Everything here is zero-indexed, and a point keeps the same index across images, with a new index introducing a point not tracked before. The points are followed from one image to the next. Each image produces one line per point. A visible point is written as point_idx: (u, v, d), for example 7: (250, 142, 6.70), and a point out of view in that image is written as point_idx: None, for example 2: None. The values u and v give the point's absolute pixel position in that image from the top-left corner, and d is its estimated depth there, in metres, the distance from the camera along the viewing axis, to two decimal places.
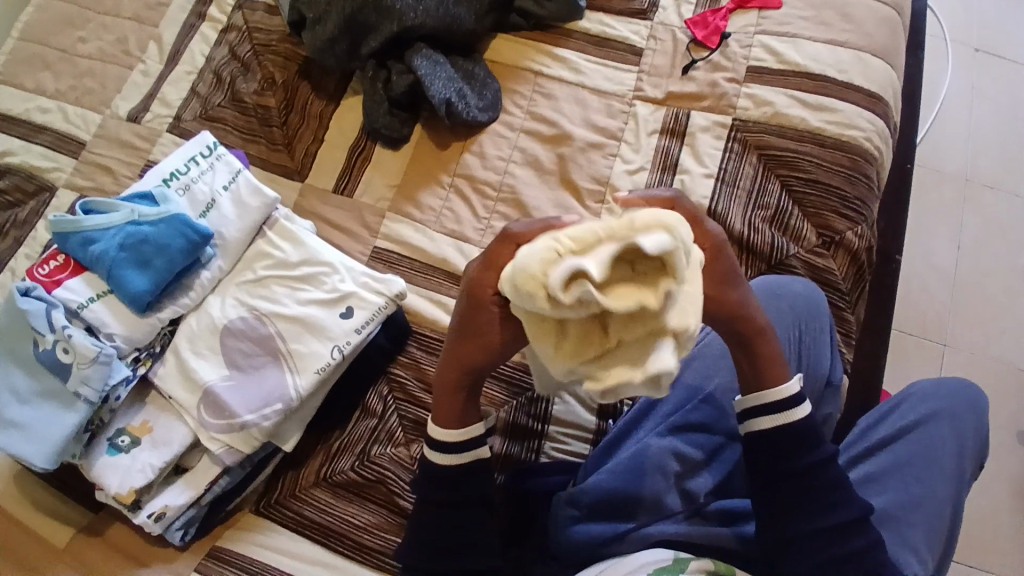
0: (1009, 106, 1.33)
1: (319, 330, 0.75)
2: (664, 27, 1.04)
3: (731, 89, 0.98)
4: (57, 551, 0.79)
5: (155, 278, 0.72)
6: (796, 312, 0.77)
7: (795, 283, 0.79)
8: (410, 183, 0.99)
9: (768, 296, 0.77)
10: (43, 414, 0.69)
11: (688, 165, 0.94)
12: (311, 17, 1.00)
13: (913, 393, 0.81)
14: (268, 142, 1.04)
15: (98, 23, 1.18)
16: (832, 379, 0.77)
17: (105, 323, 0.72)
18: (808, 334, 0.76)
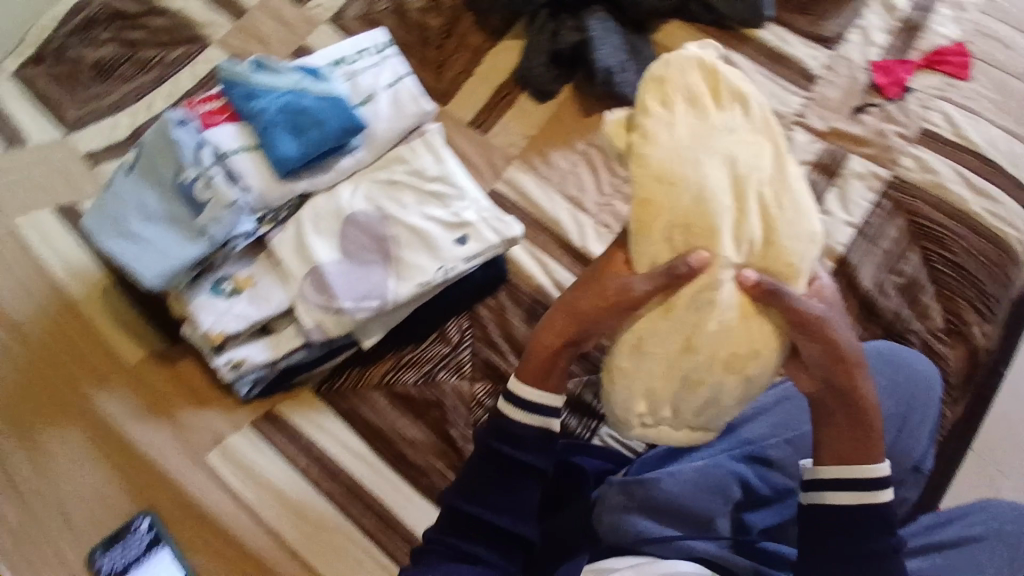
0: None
1: (433, 246, 0.76)
2: (846, 61, 1.00)
3: (897, 144, 0.94)
4: (127, 367, 0.83)
5: (302, 148, 0.74)
6: (908, 391, 0.76)
7: (914, 360, 0.77)
8: (545, 139, 0.99)
9: (881, 365, 0.76)
10: (166, 238, 0.72)
11: (830, 207, 0.91)
12: None
13: (986, 507, 0.77)
14: (420, 60, 1.06)
15: None
16: (920, 466, 0.75)
17: (246, 175, 0.74)
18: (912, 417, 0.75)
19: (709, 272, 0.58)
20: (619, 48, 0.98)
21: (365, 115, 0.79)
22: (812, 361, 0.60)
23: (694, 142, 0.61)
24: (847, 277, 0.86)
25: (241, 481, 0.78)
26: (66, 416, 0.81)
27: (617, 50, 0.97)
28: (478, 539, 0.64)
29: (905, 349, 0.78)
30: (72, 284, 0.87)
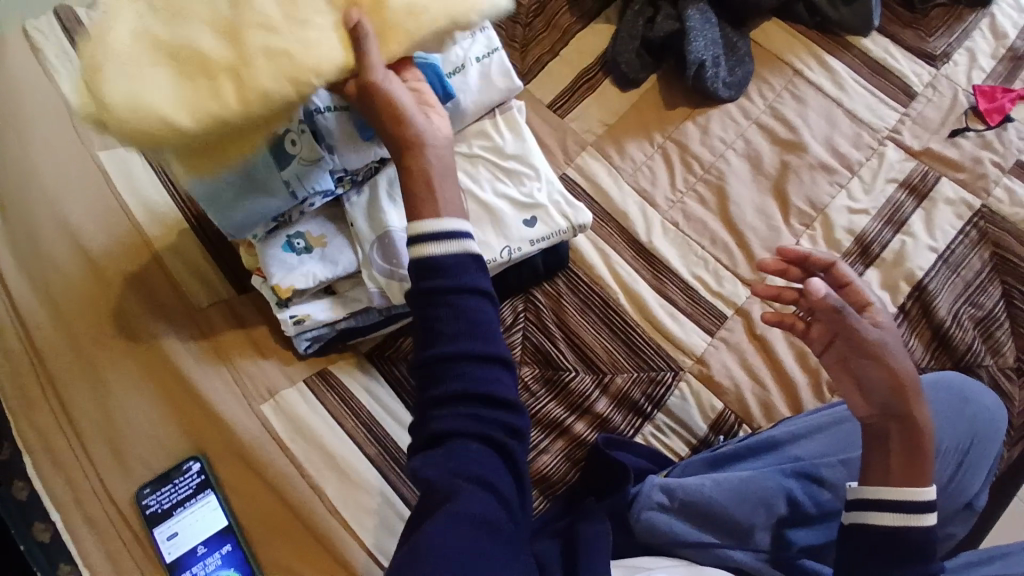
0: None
1: (501, 225, 0.76)
2: (949, 82, 0.96)
3: (993, 173, 0.89)
4: (193, 309, 0.82)
5: None
6: (974, 428, 0.71)
7: (985, 395, 0.73)
8: (623, 128, 0.97)
9: (956, 397, 0.71)
10: (248, 188, 0.71)
11: (916, 230, 0.86)
12: None
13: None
14: (507, 36, 1.03)
15: None
16: (972, 504, 0.71)
17: (331, 134, 0.73)
18: (974, 454, 0.70)
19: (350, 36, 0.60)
20: (715, 41, 0.96)
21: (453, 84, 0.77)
22: (872, 389, 0.59)
23: None
24: (922, 303, 0.82)
25: (288, 433, 0.76)
26: (121, 351, 0.78)
27: (714, 45, 0.95)
28: (454, 433, 0.49)
29: (978, 385, 0.73)
30: (147, 219, 0.86)
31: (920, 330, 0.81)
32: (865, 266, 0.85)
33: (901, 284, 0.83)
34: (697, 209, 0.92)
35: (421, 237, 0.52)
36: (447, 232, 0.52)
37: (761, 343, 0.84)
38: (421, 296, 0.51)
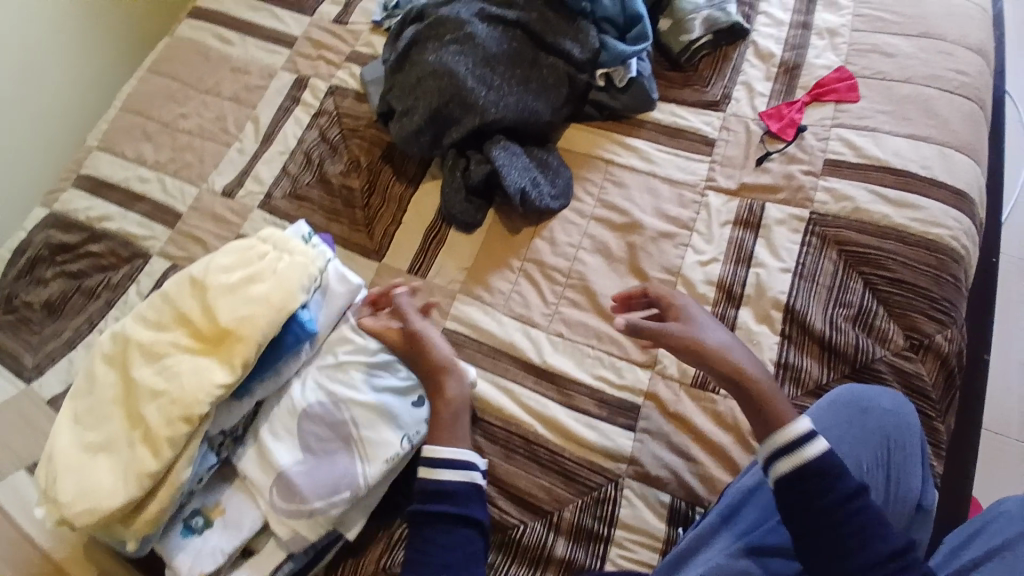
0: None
1: (392, 418, 0.76)
2: (738, 118, 1.05)
3: (807, 182, 0.96)
4: None
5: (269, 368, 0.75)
6: (885, 432, 0.73)
7: (883, 396, 0.74)
8: (481, 267, 1.02)
9: (856, 409, 0.74)
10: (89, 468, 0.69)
11: (764, 258, 0.93)
12: (400, 110, 1.04)
13: (1003, 514, 0.77)
14: (350, 222, 1.11)
15: (201, 102, 1.35)
16: (923, 503, 0.74)
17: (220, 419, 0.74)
18: (898, 455, 0.73)
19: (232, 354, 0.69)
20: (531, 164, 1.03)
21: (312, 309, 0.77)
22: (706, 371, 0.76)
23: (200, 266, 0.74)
24: (798, 323, 0.87)
25: None
26: None
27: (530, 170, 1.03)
28: None
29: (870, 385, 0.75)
30: (54, 543, 0.84)
31: (811, 348, 0.86)
32: (735, 308, 0.91)
33: (772, 313, 0.89)
34: (574, 313, 0.97)
35: (434, 464, 0.74)
36: (460, 465, 0.73)
37: (679, 416, 0.86)
38: (426, 532, 0.71)
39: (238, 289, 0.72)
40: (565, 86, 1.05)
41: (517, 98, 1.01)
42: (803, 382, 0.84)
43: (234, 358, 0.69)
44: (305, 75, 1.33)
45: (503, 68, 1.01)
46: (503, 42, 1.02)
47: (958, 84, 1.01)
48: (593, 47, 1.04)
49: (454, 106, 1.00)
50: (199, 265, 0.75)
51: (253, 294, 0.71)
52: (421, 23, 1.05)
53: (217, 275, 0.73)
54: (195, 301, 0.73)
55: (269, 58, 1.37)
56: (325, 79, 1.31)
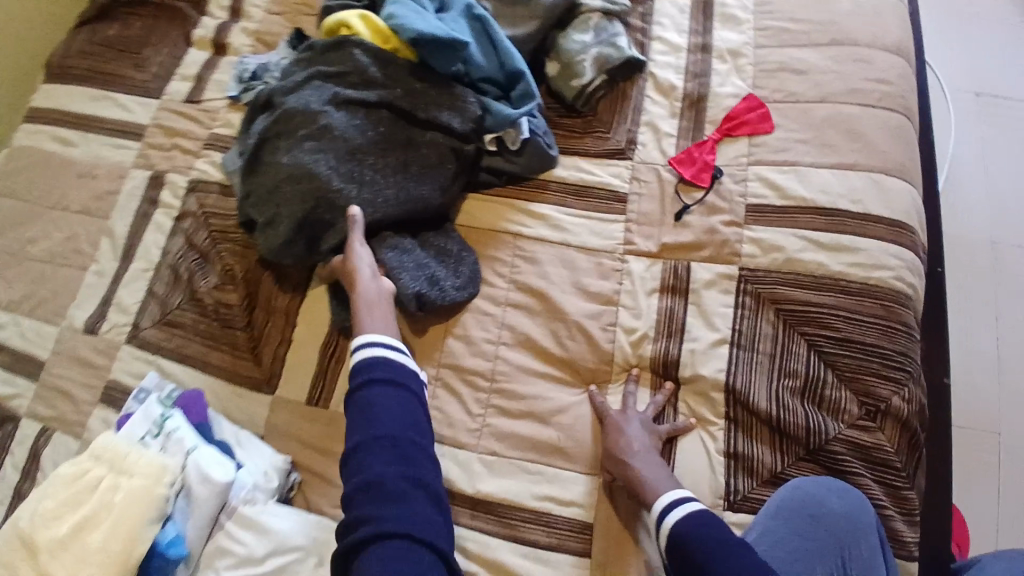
0: (1003, 167, 1.34)
1: None
2: (647, 166, 0.95)
3: (732, 234, 0.87)
4: None
5: None
6: (838, 534, 0.75)
7: (833, 498, 0.74)
8: None
9: (803, 518, 0.75)
10: None
11: (697, 330, 0.84)
12: (261, 220, 0.89)
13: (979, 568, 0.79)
14: (232, 348, 0.96)
15: (47, 219, 1.15)
16: None
17: None
18: (855, 556, 0.75)
19: None
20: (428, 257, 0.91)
21: (176, 523, 0.68)
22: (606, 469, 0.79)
23: (33, 508, 0.68)
24: (742, 404, 0.79)
25: None
26: None
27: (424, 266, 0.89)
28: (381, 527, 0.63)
29: (817, 484, 0.75)
30: None
31: (759, 431, 0.78)
32: (679, 395, 0.83)
33: (712, 393, 0.81)
34: (502, 423, 0.85)
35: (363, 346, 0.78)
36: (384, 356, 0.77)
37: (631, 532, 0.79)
38: (362, 399, 0.73)
39: (72, 541, 0.64)
40: (451, 162, 0.92)
41: (396, 189, 0.89)
42: (756, 472, 0.77)
43: None
44: (161, 170, 1.15)
45: (373, 158, 0.89)
46: (367, 128, 0.89)
47: (878, 95, 0.91)
48: (475, 115, 0.92)
49: (324, 211, 0.87)
50: (31, 508, 0.68)
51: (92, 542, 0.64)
52: (270, 115, 0.92)
53: (47, 527, 0.66)
54: (30, 564, 0.65)
55: (118, 156, 1.18)
56: (183, 172, 1.14)
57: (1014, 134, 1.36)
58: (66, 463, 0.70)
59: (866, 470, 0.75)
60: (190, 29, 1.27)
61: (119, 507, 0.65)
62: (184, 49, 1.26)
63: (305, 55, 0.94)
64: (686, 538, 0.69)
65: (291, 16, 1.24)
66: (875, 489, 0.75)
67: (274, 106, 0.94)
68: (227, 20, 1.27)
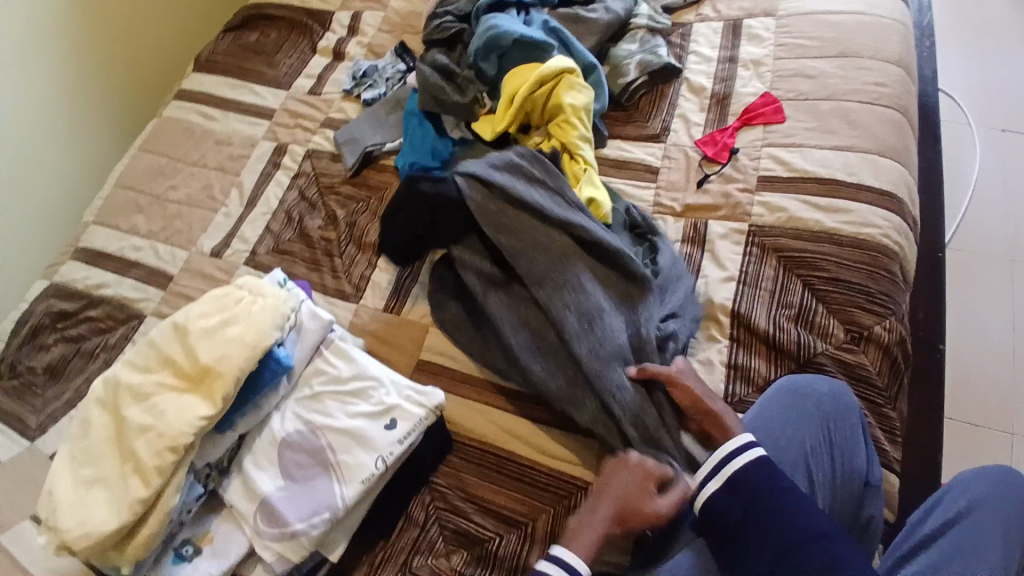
0: (1022, 193, 1.44)
1: (366, 441, 0.81)
2: (677, 147, 1.15)
3: (744, 199, 1.04)
4: None
5: (243, 405, 0.82)
6: (822, 413, 0.80)
7: (821, 381, 0.82)
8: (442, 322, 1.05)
9: (792, 394, 0.82)
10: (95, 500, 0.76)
11: (709, 270, 1.00)
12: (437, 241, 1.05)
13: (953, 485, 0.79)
14: (330, 270, 1.19)
15: (189, 173, 1.44)
16: (870, 478, 0.79)
17: (203, 457, 0.81)
18: (837, 432, 0.80)
19: (209, 381, 0.77)
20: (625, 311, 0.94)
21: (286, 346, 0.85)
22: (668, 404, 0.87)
23: (183, 311, 0.83)
24: (744, 325, 0.93)
25: None
26: None
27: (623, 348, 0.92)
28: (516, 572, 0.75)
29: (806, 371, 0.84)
30: None
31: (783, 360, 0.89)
32: None
33: (720, 317, 0.95)
34: None
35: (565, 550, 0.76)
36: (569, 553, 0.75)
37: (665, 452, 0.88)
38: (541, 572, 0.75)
39: (213, 332, 0.80)
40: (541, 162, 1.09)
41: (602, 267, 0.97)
42: (751, 378, 0.90)
43: (215, 393, 0.76)
44: (284, 142, 1.43)
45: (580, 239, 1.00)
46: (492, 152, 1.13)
47: (877, 95, 1.08)
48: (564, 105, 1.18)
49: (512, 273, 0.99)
50: (182, 311, 0.84)
51: (234, 333, 0.79)
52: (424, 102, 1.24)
53: (197, 320, 0.81)
54: (177, 348, 0.81)
55: (251, 130, 1.47)
56: (303, 144, 1.42)
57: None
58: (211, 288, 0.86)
59: (849, 383, 0.87)
60: (317, 40, 1.59)
61: (257, 312, 0.81)
62: (311, 54, 1.57)
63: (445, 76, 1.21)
64: (745, 479, 0.75)
65: (398, 33, 1.54)
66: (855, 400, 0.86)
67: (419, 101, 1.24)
68: (346, 35, 1.58)
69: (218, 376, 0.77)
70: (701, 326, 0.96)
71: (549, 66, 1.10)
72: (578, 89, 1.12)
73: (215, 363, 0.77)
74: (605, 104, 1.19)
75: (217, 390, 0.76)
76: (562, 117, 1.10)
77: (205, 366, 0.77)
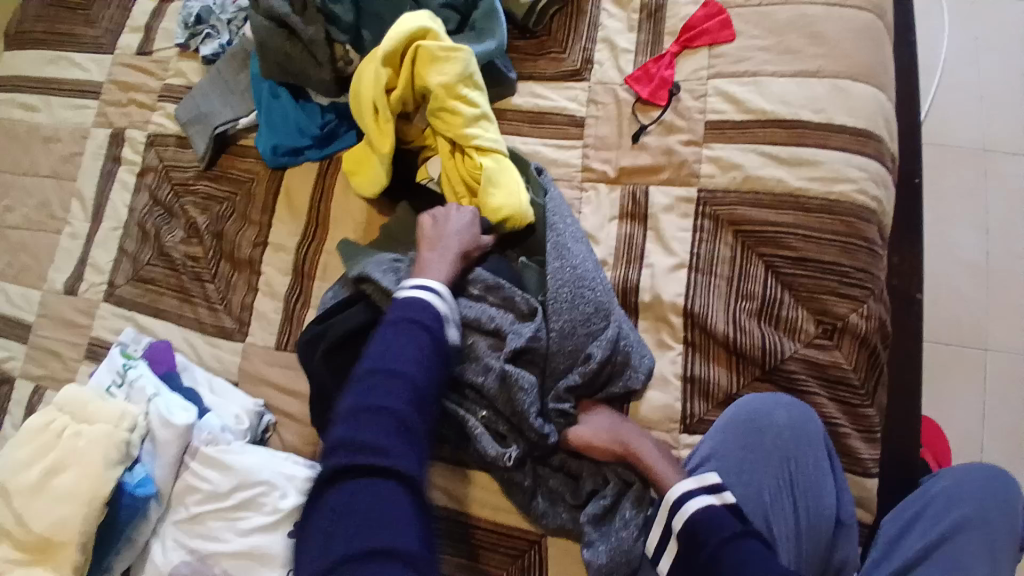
0: (1008, 59, 1.24)
1: (268, 559, 0.67)
2: (604, 87, 0.91)
3: (690, 154, 0.84)
4: None
5: (113, 548, 0.68)
6: (782, 450, 0.72)
7: (774, 410, 0.72)
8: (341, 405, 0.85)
9: (748, 431, 0.72)
10: None
11: (654, 256, 0.82)
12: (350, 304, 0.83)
13: (938, 495, 0.75)
14: (204, 300, 0.98)
15: (19, 186, 1.15)
16: (842, 517, 0.70)
17: None
18: (801, 474, 0.71)
19: (54, 549, 0.62)
20: (582, 381, 0.75)
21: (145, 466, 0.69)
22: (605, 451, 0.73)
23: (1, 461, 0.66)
24: (700, 328, 0.78)
25: None
26: None
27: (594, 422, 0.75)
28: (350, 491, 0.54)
29: (760, 399, 0.73)
30: None
31: (723, 367, 0.76)
32: (633, 321, 0.81)
33: (671, 318, 0.79)
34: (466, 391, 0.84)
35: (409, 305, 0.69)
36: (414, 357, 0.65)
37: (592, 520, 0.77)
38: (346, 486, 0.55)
39: (43, 485, 0.64)
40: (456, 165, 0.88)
41: (557, 322, 0.76)
42: (712, 395, 0.76)
43: (67, 564, 0.62)
44: (120, 127, 1.13)
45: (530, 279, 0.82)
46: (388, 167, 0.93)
47: None
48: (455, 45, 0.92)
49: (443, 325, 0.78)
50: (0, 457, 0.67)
51: (66, 484, 0.63)
52: (273, 61, 0.94)
53: (21, 471, 0.65)
54: (6, 510, 0.64)
55: (78, 115, 1.15)
56: (142, 127, 1.12)
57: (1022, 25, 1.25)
58: (30, 416, 0.69)
59: (822, 388, 0.74)
60: None
61: (87, 447, 0.64)
62: None
63: (284, 34, 0.93)
64: (705, 526, 0.66)
65: None
66: (829, 405, 0.74)
67: (267, 60, 0.94)
68: None
69: (63, 545, 0.62)
70: (649, 330, 0.80)
71: (394, 42, 0.83)
72: (443, 57, 0.84)
73: (52, 529, 0.62)
74: (503, 40, 0.90)
75: (68, 560, 0.62)
76: (439, 106, 0.85)
77: (42, 535, 0.62)
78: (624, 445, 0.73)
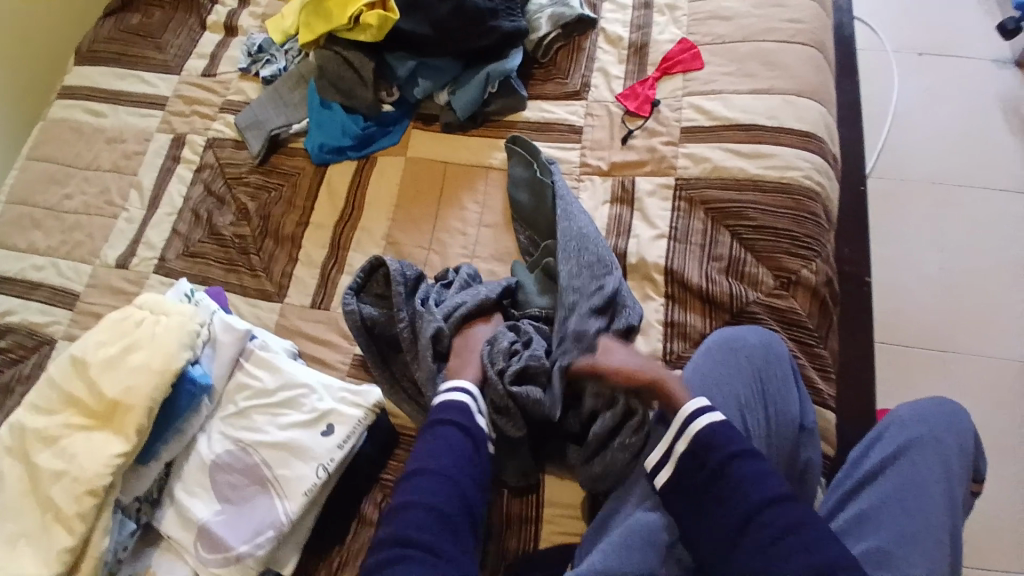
0: (942, 114, 1.47)
1: (302, 452, 0.79)
2: (599, 103, 1.11)
3: (669, 152, 1.02)
4: None
5: (162, 433, 0.78)
6: (753, 369, 0.82)
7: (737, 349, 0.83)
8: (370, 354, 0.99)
9: (724, 350, 0.84)
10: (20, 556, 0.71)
11: (640, 229, 0.98)
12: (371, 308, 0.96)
13: (894, 421, 0.85)
14: (248, 270, 1.11)
15: (83, 178, 1.29)
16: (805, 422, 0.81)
17: (131, 492, 0.77)
18: (771, 387, 0.82)
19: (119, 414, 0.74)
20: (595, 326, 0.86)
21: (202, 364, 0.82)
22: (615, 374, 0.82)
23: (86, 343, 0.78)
24: (679, 282, 0.92)
25: None
26: None
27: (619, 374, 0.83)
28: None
29: (732, 329, 0.86)
30: None
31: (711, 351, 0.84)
32: None
33: (655, 276, 0.94)
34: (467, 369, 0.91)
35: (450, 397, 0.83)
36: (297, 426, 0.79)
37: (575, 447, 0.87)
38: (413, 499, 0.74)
39: (117, 362, 0.76)
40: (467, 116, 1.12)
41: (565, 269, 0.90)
42: (688, 336, 0.90)
43: (127, 427, 0.73)
44: (181, 133, 1.31)
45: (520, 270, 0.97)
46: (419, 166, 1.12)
47: (794, 32, 1.06)
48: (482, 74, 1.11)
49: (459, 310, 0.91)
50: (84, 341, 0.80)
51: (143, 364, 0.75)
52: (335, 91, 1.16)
53: (95, 352, 0.78)
54: (81, 381, 0.77)
55: (143, 122, 1.33)
56: (202, 133, 1.30)
57: (950, 86, 1.50)
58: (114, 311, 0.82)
59: (781, 329, 0.88)
60: (205, 15, 1.45)
61: (162, 334, 0.77)
62: (200, 32, 1.43)
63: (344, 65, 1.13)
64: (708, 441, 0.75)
65: None
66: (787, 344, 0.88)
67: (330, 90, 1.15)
68: (236, 6, 1.45)
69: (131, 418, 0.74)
70: (637, 287, 0.94)
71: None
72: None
73: (122, 397, 0.74)
74: (517, 65, 1.12)
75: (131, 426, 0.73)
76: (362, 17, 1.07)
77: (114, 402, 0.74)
78: (638, 371, 0.81)
